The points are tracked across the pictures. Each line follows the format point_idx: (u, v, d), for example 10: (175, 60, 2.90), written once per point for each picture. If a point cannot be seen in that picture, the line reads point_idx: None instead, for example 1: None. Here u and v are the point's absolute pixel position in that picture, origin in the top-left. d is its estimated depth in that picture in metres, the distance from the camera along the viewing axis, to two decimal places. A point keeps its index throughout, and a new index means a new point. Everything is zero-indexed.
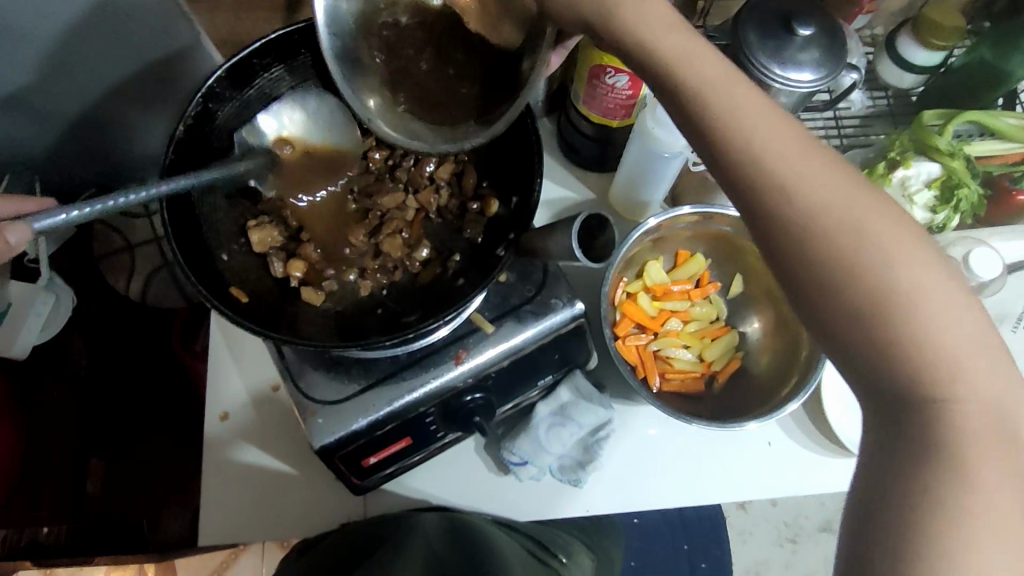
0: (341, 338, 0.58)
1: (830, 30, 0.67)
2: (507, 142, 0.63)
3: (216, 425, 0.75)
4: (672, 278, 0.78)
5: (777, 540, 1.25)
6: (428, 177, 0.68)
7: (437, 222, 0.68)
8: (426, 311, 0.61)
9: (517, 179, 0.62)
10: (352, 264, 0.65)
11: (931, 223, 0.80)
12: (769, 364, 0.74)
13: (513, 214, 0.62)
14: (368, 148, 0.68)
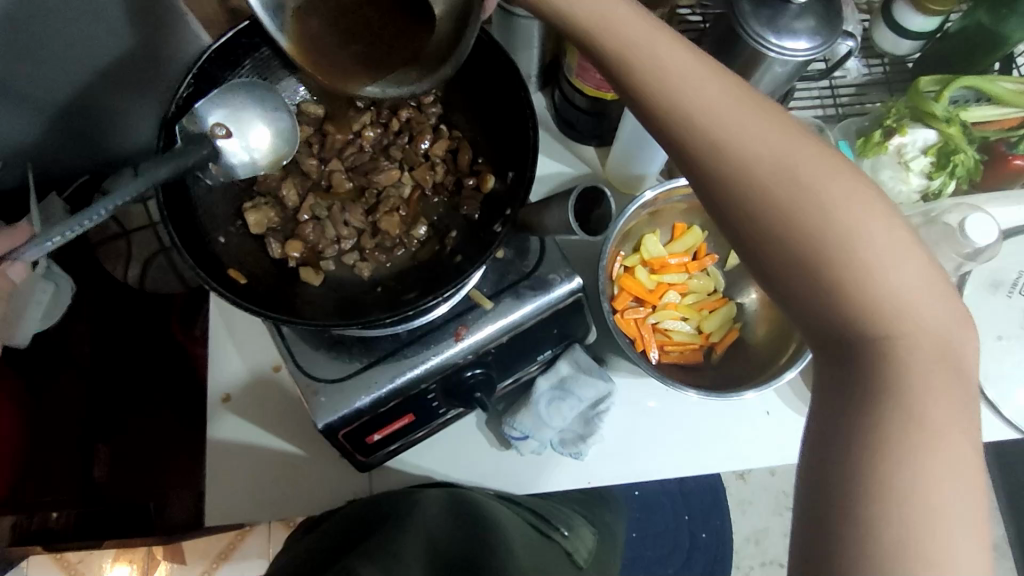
0: (340, 316, 0.59)
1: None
2: (504, 116, 0.63)
3: (217, 407, 0.76)
4: (669, 251, 0.78)
5: (777, 509, 1.27)
6: (423, 154, 0.68)
7: (433, 199, 0.67)
8: (425, 288, 0.61)
9: (512, 153, 0.62)
10: (351, 243, 0.66)
11: (927, 189, 0.80)
12: (768, 333, 0.75)
13: (510, 188, 0.62)
14: (363, 126, 0.68)
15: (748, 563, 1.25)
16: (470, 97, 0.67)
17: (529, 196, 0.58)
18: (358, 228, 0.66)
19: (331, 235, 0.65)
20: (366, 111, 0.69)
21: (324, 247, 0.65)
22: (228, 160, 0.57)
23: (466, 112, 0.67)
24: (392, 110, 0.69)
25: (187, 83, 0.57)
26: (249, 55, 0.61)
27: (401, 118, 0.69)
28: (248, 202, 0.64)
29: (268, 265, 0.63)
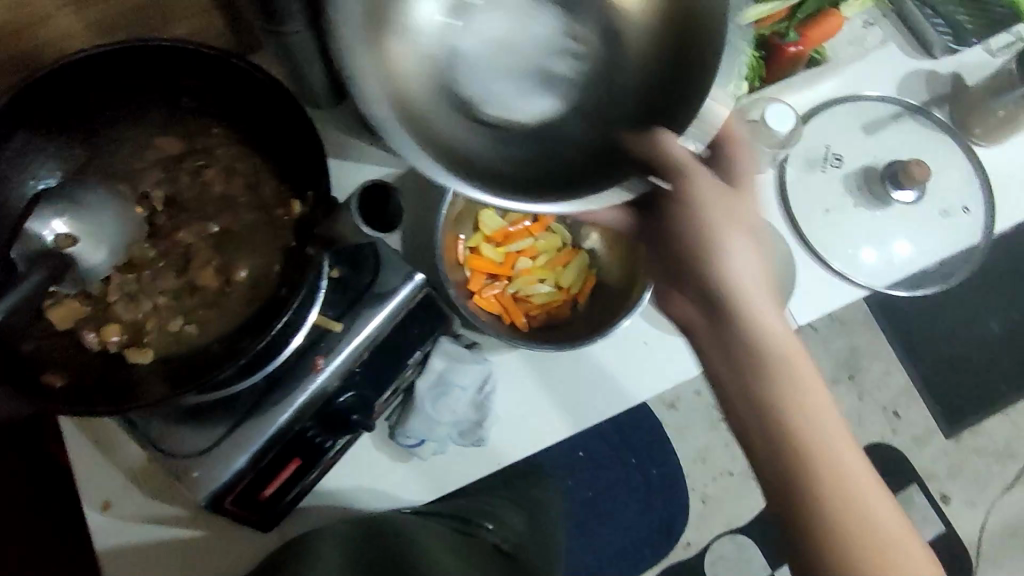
0: (175, 387, 0.55)
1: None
2: (287, 140, 0.61)
3: (102, 518, 0.70)
4: (509, 220, 0.79)
5: (709, 423, 1.32)
6: (222, 197, 0.65)
7: (245, 235, 0.64)
8: (254, 334, 0.58)
9: (307, 171, 0.60)
10: (171, 308, 0.62)
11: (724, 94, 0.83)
12: (620, 270, 0.77)
13: (314, 209, 0.59)
14: (150, 186, 0.66)
15: (701, 483, 1.30)
16: (251, 127, 0.64)
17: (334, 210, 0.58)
18: (173, 291, 0.63)
19: (145, 308, 0.62)
20: (152, 168, 0.66)
21: (145, 322, 0.61)
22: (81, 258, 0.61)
23: (253, 142, 0.64)
24: (181, 163, 0.66)
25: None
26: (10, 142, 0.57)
27: (189, 166, 0.66)
28: None
29: (86, 358, 0.59)
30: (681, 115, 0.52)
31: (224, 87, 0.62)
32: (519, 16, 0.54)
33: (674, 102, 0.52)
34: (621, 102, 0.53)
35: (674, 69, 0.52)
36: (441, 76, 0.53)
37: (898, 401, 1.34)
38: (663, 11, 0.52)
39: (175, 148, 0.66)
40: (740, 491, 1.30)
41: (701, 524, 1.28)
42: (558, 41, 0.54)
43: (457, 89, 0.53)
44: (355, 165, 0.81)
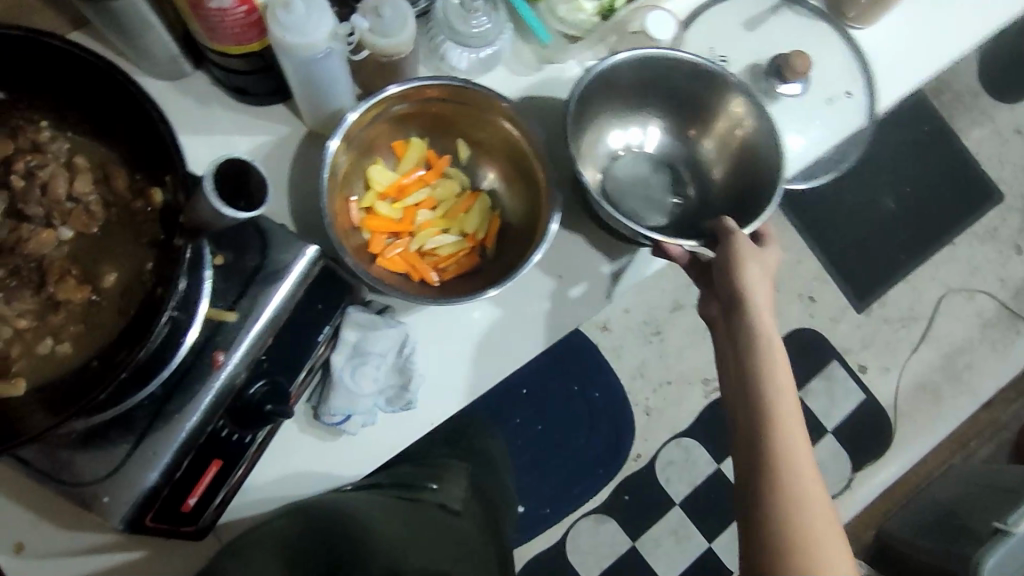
0: (53, 413, 0.50)
1: (663, 158, 0.86)
2: (130, 121, 0.54)
3: (14, 561, 0.64)
4: (400, 173, 0.74)
5: (641, 339, 1.35)
6: (68, 198, 0.58)
7: (106, 235, 0.58)
8: (133, 345, 0.52)
9: (159, 154, 0.54)
10: (34, 331, 0.56)
11: (603, 9, 0.79)
12: (524, 206, 0.75)
13: (174, 196, 0.53)
14: None
15: (642, 396, 1.33)
16: (87, 114, 0.57)
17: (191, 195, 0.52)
18: (34, 310, 0.56)
19: (7, 334, 0.55)
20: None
21: (8, 350, 0.55)
22: None
23: (97, 132, 0.58)
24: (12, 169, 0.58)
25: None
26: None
27: (21, 169, 0.58)
28: None
29: None
30: (758, 208, 0.75)
31: (39, 72, 0.54)
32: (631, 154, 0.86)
33: (752, 179, 0.78)
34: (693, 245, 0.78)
35: (744, 179, 0.79)
36: (609, 190, 0.84)
37: (812, 287, 1.41)
38: (725, 160, 0.82)
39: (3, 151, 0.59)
40: (680, 398, 1.34)
41: (648, 436, 1.32)
42: (661, 172, 0.85)
43: (622, 204, 0.83)
44: (224, 137, 0.75)
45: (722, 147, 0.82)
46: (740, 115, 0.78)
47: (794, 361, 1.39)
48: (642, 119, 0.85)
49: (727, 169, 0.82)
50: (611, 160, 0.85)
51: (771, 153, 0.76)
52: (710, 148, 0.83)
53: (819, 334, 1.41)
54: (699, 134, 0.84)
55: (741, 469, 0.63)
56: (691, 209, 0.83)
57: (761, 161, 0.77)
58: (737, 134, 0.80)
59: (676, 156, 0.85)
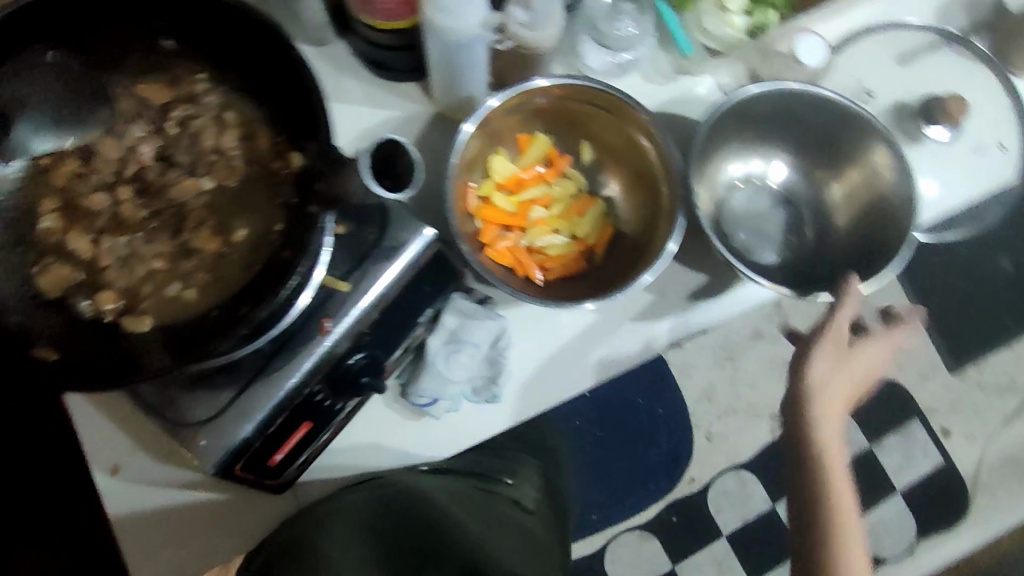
0: (174, 358, 0.52)
1: (783, 197, 0.80)
2: (281, 87, 0.57)
3: (108, 482, 0.68)
4: (520, 166, 0.74)
5: (716, 362, 1.31)
6: (214, 150, 0.60)
7: (242, 189, 0.59)
8: (256, 300, 0.54)
9: (305, 121, 0.55)
10: (165, 273, 0.58)
11: (753, 27, 0.77)
12: (642, 220, 0.73)
13: (314, 163, 0.54)
14: (136, 140, 0.61)
15: (707, 420, 1.29)
16: (243, 73, 0.59)
17: (331, 167, 0.53)
18: (168, 253, 0.59)
19: (141, 272, 0.58)
20: (136, 120, 0.61)
21: (140, 287, 0.57)
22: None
23: (249, 91, 0.60)
24: (167, 115, 0.61)
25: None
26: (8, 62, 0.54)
27: (176, 117, 0.61)
28: (36, 264, 0.56)
29: (77, 326, 0.55)
30: (880, 263, 0.72)
31: (206, 26, 0.58)
32: (751, 184, 0.80)
33: (880, 227, 0.74)
34: (809, 284, 0.75)
35: (875, 233, 0.74)
36: (724, 224, 0.79)
37: (904, 337, 1.33)
38: (852, 203, 0.77)
39: (162, 98, 0.61)
40: (745, 428, 1.30)
41: (705, 461, 1.28)
42: (778, 203, 0.80)
43: (735, 239, 0.78)
44: (351, 105, 0.75)
45: (850, 195, 0.77)
46: (881, 165, 0.73)
47: (871, 411, 1.32)
48: (766, 151, 0.79)
49: (853, 216, 0.76)
50: (727, 191, 0.80)
51: (907, 204, 0.72)
52: (838, 194, 0.78)
53: (906, 389, 1.33)
54: (828, 178, 0.79)
55: (797, 516, 0.78)
56: (809, 244, 0.78)
57: (899, 216, 0.72)
58: (872, 184, 0.75)
59: (796, 197, 0.80)
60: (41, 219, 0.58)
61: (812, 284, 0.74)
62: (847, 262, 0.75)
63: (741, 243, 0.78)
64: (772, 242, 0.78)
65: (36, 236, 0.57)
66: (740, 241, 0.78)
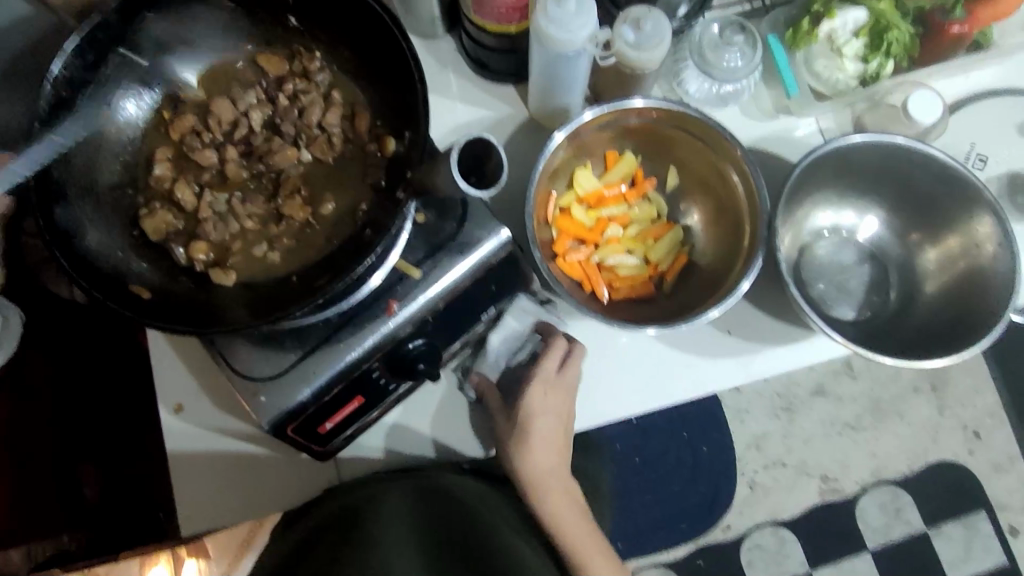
0: (252, 315, 0.55)
1: (870, 253, 0.77)
2: (392, 76, 0.60)
3: (172, 419, 0.72)
4: (604, 183, 0.74)
5: (771, 412, 1.27)
6: (317, 126, 0.63)
7: (336, 165, 0.63)
8: (335, 274, 0.57)
9: (406, 110, 0.59)
10: (256, 233, 0.61)
11: (865, 74, 0.75)
12: (718, 252, 0.72)
13: (411, 152, 0.57)
14: (249, 106, 0.64)
15: (752, 469, 1.25)
16: (359, 57, 0.63)
17: (424, 156, 0.56)
18: (261, 216, 0.62)
19: (235, 228, 0.61)
20: (253, 89, 0.65)
21: (232, 243, 0.61)
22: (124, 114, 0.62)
23: (360, 75, 0.64)
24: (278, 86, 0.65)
25: (47, 92, 0.55)
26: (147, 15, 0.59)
27: (288, 90, 0.65)
28: (144, 209, 0.61)
29: (173, 274, 0.59)
30: (970, 337, 0.67)
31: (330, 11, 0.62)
32: (840, 235, 0.78)
33: (974, 300, 0.70)
34: (887, 351, 0.72)
35: (966, 306, 0.70)
36: (804, 273, 0.76)
37: (982, 421, 1.25)
38: (947, 271, 0.73)
39: (280, 72, 0.66)
40: (792, 486, 1.25)
41: (745, 511, 1.24)
42: (865, 259, 0.77)
43: (814, 289, 0.75)
44: (449, 102, 0.77)
45: (944, 262, 0.73)
46: (983, 235, 0.70)
47: (935, 494, 1.24)
48: (860, 204, 0.77)
49: (944, 285, 0.73)
50: (813, 238, 0.77)
51: (1007, 279, 0.67)
52: (932, 260, 0.74)
53: (976, 478, 1.25)
54: (923, 240, 0.75)
55: None
56: (893, 307, 0.75)
57: (996, 293, 0.68)
58: (971, 254, 0.71)
59: (885, 256, 0.77)
60: (155, 167, 0.62)
61: (891, 352, 0.71)
62: (931, 332, 0.71)
63: (820, 296, 0.75)
64: (855, 298, 0.76)
65: (147, 185, 0.62)
66: (819, 292, 0.75)
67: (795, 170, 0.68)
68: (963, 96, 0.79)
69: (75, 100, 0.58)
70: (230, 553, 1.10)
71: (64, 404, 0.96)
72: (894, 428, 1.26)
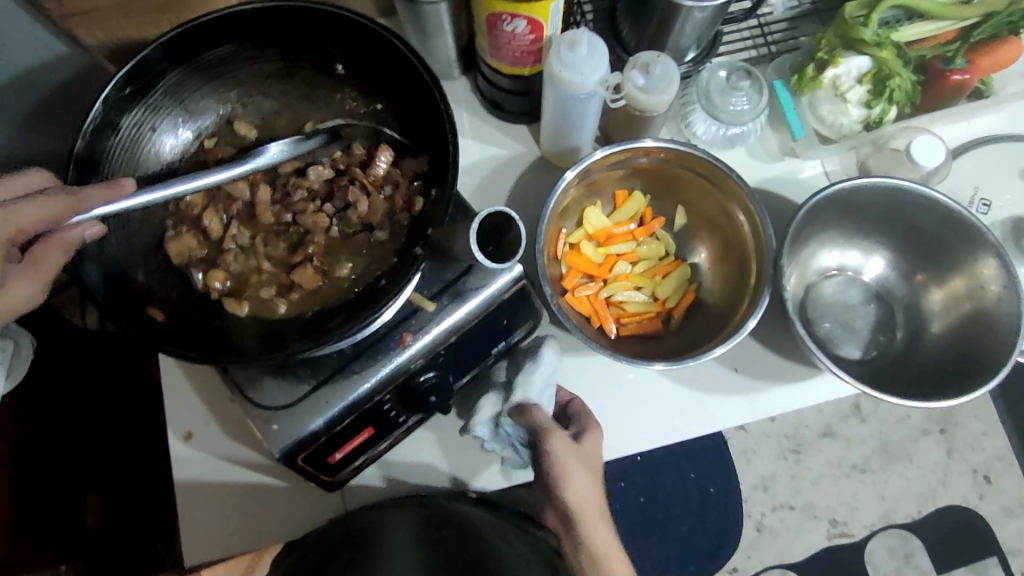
0: (259, 348, 0.57)
1: (876, 294, 0.78)
2: (431, 137, 0.62)
3: (180, 448, 0.73)
4: (613, 221, 0.76)
5: (779, 453, 1.26)
6: (351, 198, 0.64)
7: (363, 233, 0.63)
8: (349, 314, 0.59)
9: (436, 171, 0.60)
10: (270, 276, 0.63)
11: (868, 119, 0.77)
12: (724, 288, 0.74)
13: (433, 208, 0.59)
14: (292, 162, 0.66)
15: (759, 510, 1.24)
16: (403, 120, 0.64)
17: (446, 214, 0.57)
18: (279, 261, 0.64)
19: (253, 265, 0.63)
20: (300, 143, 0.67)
21: (251, 277, 0.63)
22: (163, 141, 0.64)
23: (402, 133, 0.65)
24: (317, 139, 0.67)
25: (94, 114, 0.57)
26: (203, 50, 0.62)
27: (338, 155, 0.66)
28: (170, 231, 0.63)
29: (189, 299, 0.61)
30: (977, 378, 0.68)
31: (375, 63, 0.63)
32: (847, 276, 0.79)
33: (981, 342, 0.70)
34: (892, 386, 0.72)
35: (972, 347, 0.70)
36: (811, 312, 0.77)
37: (991, 465, 1.24)
38: (954, 314, 0.73)
39: (328, 134, 0.68)
40: (800, 528, 1.23)
41: (752, 553, 1.22)
42: (871, 300, 0.78)
43: (820, 328, 0.76)
44: (463, 140, 0.80)
45: (950, 303, 0.74)
46: (988, 276, 0.70)
47: (945, 540, 1.22)
48: (865, 245, 0.78)
49: (950, 326, 0.73)
50: (819, 277, 0.79)
51: (1012, 321, 0.68)
52: (938, 301, 0.75)
53: (987, 523, 1.23)
54: (928, 282, 0.76)
55: None
56: (900, 349, 0.76)
57: (1003, 335, 0.68)
58: (977, 296, 0.71)
59: (890, 297, 0.78)
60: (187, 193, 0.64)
61: (898, 390, 0.71)
62: (939, 373, 0.71)
63: (826, 335, 0.76)
64: (861, 339, 0.76)
65: (177, 210, 0.64)
66: (825, 332, 0.76)
67: (800, 211, 0.69)
68: (965, 141, 0.81)
69: (120, 121, 0.60)
70: None
71: (74, 431, 0.96)
72: (903, 471, 1.25)
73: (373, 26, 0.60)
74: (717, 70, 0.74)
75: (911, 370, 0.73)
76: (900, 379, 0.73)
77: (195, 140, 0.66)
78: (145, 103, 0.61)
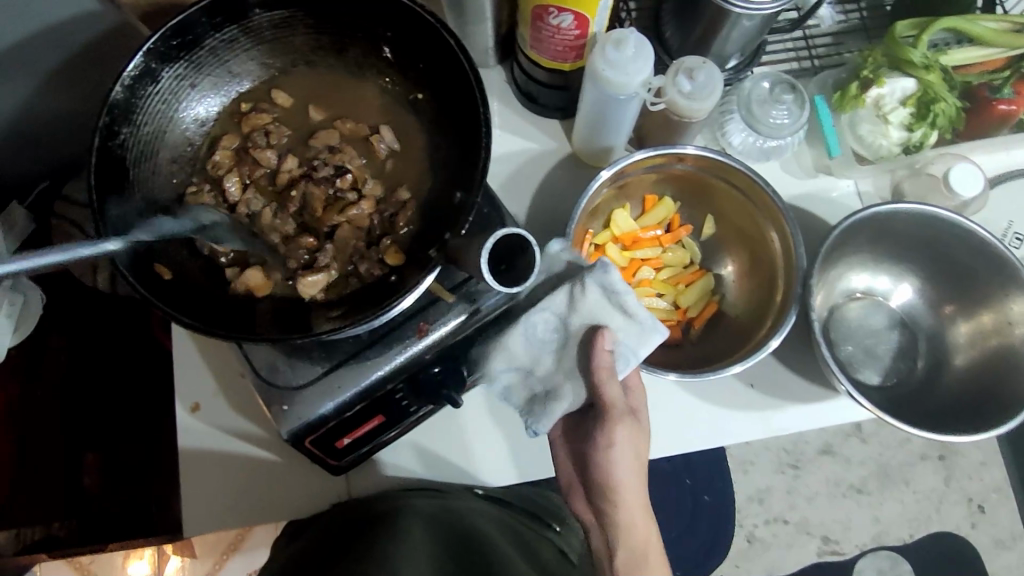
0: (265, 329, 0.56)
1: (899, 320, 0.77)
2: (466, 140, 0.60)
3: (187, 418, 0.72)
4: (641, 225, 0.75)
5: (777, 467, 1.26)
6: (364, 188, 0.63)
7: (373, 223, 0.62)
8: (350, 308, 0.58)
9: (464, 174, 0.59)
10: (275, 246, 0.62)
11: (908, 142, 0.75)
12: (747, 305, 0.73)
13: (457, 211, 0.58)
14: (321, 142, 0.64)
15: (752, 522, 1.23)
16: (442, 112, 0.63)
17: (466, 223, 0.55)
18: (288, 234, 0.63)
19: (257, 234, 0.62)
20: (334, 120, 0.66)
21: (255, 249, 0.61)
22: (201, 103, 0.63)
23: (442, 125, 0.63)
24: (354, 120, 0.66)
25: (135, 63, 0.56)
26: (256, 14, 0.60)
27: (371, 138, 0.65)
28: (189, 187, 0.62)
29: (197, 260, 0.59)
30: (999, 415, 0.67)
31: (424, 51, 0.62)
32: (872, 300, 0.78)
33: (1004, 379, 0.69)
34: (912, 415, 0.71)
35: (996, 383, 0.69)
36: (833, 332, 0.77)
37: (988, 496, 1.24)
38: (977, 347, 0.73)
39: (363, 113, 0.66)
40: (792, 542, 1.23)
41: (740, 564, 1.22)
42: (894, 325, 0.77)
43: (841, 350, 0.76)
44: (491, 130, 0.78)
45: (975, 335, 0.73)
46: (1017, 313, 0.69)
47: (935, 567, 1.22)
48: (893, 271, 0.77)
49: (973, 358, 0.72)
50: (844, 299, 0.78)
51: None
52: (962, 333, 0.74)
53: (978, 554, 1.23)
54: (953, 312, 0.75)
55: None
56: (919, 377, 0.75)
57: None
58: (1002, 332, 0.70)
59: (914, 324, 0.77)
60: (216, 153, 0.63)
61: (917, 420, 0.70)
62: (959, 406, 0.70)
63: (847, 357, 0.76)
64: (881, 365, 0.75)
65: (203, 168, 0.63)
66: (846, 355, 0.76)
67: (835, 231, 0.68)
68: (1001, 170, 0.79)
69: (161, 73, 0.58)
70: (218, 553, 1.09)
71: (76, 389, 0.96)
72: (900, 495, 1.24)
73: (429, 17, 0.58)
74: (759, 82, 0.72)
75: (931, 401, 0.72)
76: (920, 410, 0.72)
77: (234, 102, 0.65)
78: (190, 59, 0.60)
